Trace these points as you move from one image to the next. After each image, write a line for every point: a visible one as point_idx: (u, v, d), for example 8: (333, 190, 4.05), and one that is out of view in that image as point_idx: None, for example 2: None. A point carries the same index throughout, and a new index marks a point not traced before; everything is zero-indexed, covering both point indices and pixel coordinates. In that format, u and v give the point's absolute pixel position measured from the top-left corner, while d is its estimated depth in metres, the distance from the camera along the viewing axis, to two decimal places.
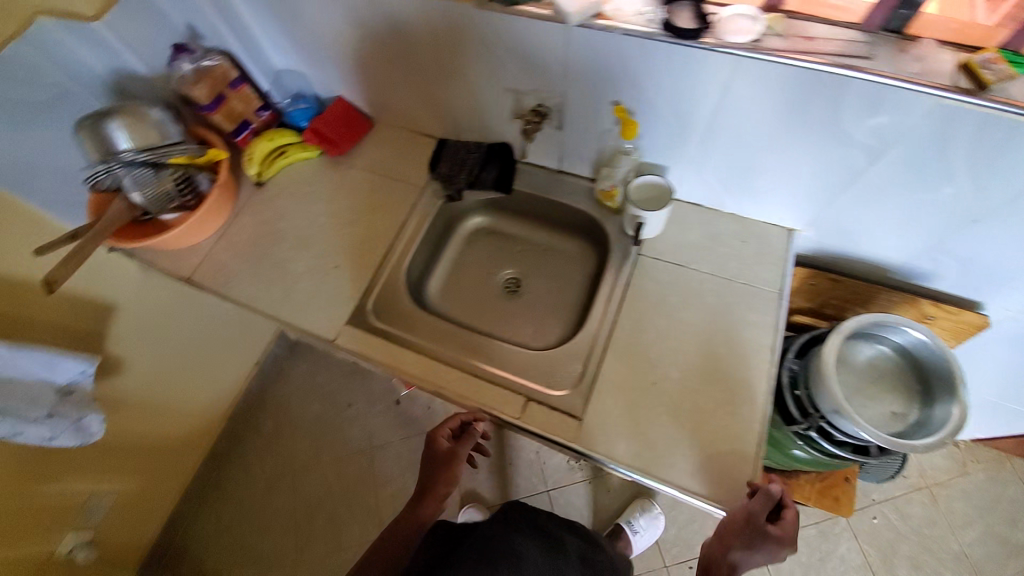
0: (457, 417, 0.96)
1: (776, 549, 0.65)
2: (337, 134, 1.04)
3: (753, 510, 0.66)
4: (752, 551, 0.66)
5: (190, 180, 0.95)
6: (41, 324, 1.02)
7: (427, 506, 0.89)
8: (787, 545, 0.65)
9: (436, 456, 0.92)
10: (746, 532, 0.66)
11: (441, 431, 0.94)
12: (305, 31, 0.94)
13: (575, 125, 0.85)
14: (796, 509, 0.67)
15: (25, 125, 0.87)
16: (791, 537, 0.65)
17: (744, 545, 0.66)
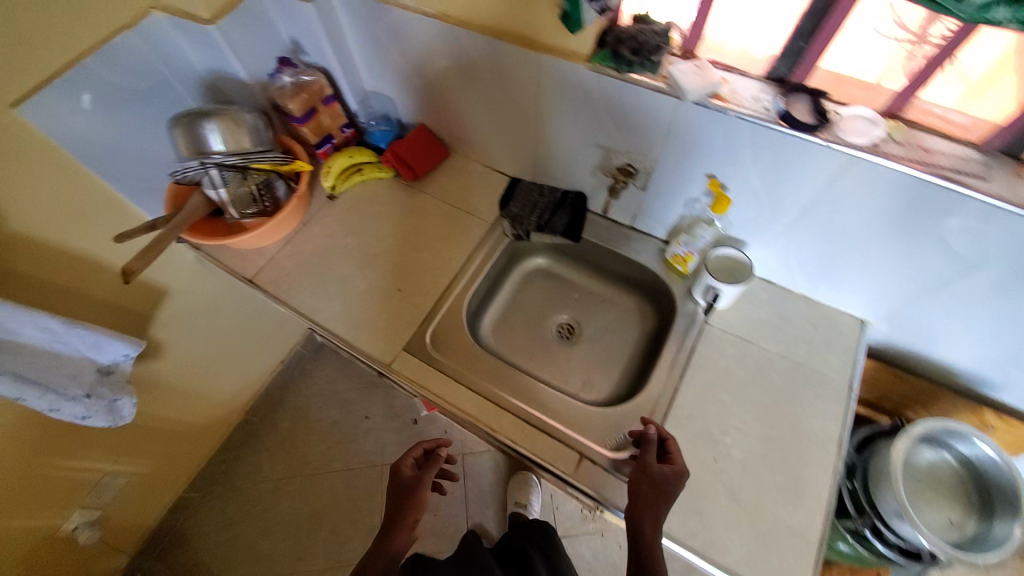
0: (422, 445, 0.97)
1: (677, 482, 0.67)
2: (415, 158, 1.04)
3: (644, 459, 0.69)
4: (663, 500, 0.66)
5: (271, 187, 0.95)
6: (96, 304, 1.02)
7: (396, 537, 0.83)
8: (684, 474, 0.68)
9: (400, 483, 0.90)
10: (648, 479, 0.67)
11: (405, 462, 0.93)
12: (403, 62, 0.95)
13: (659, 188, 0.85)
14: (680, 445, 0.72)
15: (122, 111, 0.90)
16: (682, 465, 0.68)
17: (654, 496, 0.66)
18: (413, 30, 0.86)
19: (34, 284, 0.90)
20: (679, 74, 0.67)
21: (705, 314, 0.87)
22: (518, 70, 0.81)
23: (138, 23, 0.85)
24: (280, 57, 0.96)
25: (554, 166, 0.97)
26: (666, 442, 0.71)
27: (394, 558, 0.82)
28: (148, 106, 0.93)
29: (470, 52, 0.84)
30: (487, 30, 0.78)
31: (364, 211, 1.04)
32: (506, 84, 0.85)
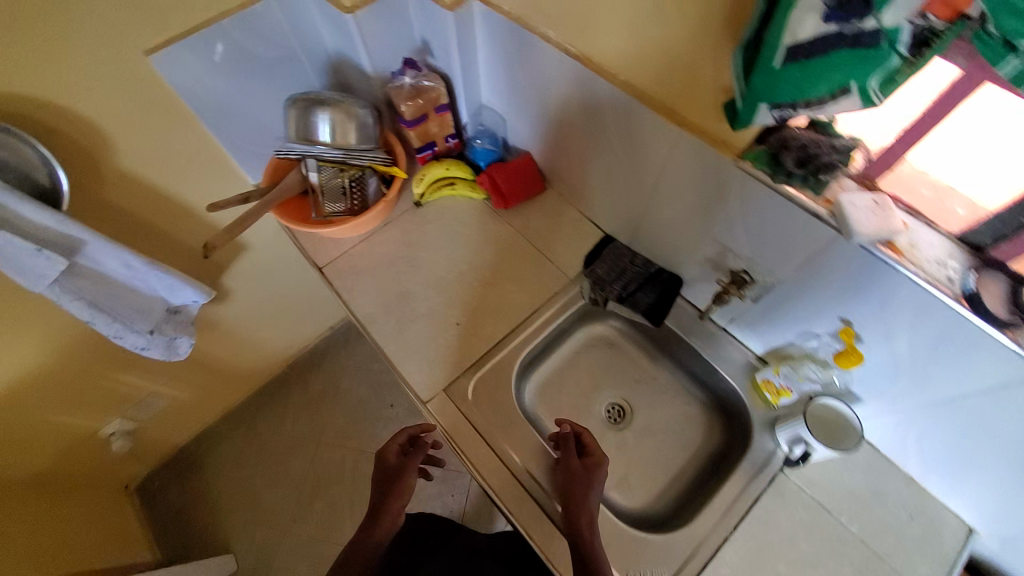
0: (408, 431, 0.92)
1: (601, 471, 0.71)
2: (511, 187, 0.97)
3: (567, 458, 0.73)
4: (591, 494, 0.69)
5: (363, 182, 0.93)
6: (179, 247, 1.05)
7: (380, 525, 0.80)
8: (604, 462, 0.72)
9: (385, 470, 0.85)
10: (576, 476, 0.71)
11: (389, 450, 0.88)
12: (529, 91, 0.88)
13: (774, 309, 0.73)
14: (599, 443, 0.76)
15: (244, 76, 0.90)
16: (600, 454, 0.73)
17: (583, 489, 0.69)
18: (547, 63, 0.79)
19: (129, 220, 0.93)
20: (850, 207, 0.54)
21: (783, 461, 0.76)
22: (649, 137, 0.72)
23: None
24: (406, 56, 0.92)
25: (656, 241, 0.86)
26: (581, 436, 0.76)
27: (378, 544, 0.79)
28: (271, 75, 0.92)
29: (603, 104, 0.75)
30: (629, 88, 0.70)
31: (445, 228, 0.99)
32: (631, 146, 0.76)
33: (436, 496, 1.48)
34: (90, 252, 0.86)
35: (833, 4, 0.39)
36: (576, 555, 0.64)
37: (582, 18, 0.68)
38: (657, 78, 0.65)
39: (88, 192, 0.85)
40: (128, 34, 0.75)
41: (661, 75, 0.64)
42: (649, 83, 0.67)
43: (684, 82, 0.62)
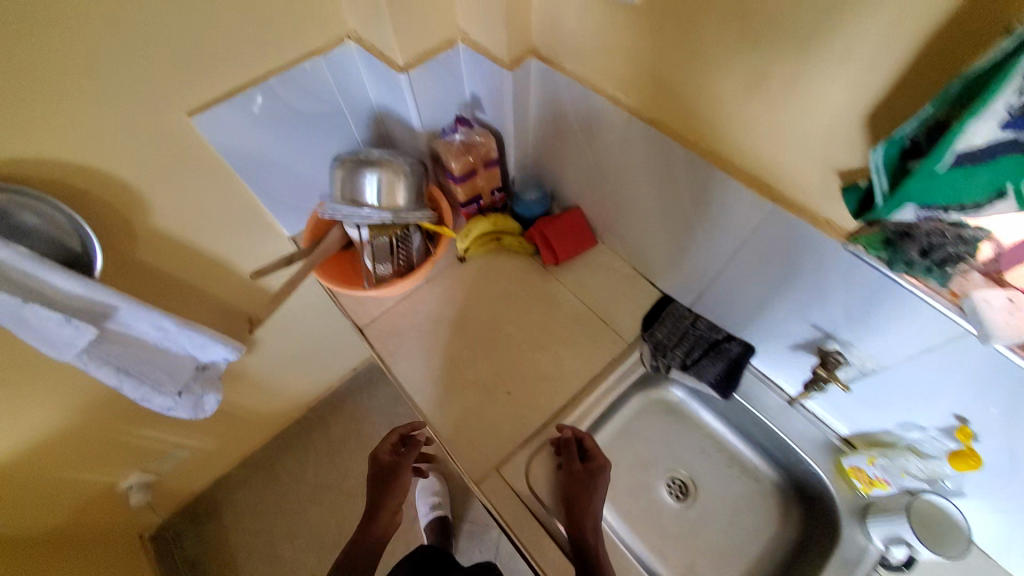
0: (401, 427, 0.91)
1: (604, 475, 0.73)
2: (562, 244, 0.91)
3: (568, 463, 0.73)
4: (593, 497, 0.71)
5: (409, 239, 0.87)
6: (210, 301, 0.98)
7: (380, 521, 0.84)
8: (607, 466, 0.73)
9: (380, 473, 0.86)
10: (579, 481, 0.72)
11: (382, 450, 0.87)
12: (586, 147, 0.82)
13: (872, 395, 0.67)
14: (599, 444, 0.77)
15: (287, 133, 0.86)
16: (602, 458, 0.74)
17: (587, 495, 0.71)
18: (612, 125, 0.74)
19: (161, 277, 0.87)
20: (985, 307, 0.47)
21: (877, 561, 0.68)
22: (733, 210, 0.65)
23: (330, 51, 0.80)
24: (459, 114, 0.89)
25: (727, 311, 0.78)
26: (583, 441, 0.76)
27: (380, 538, 0.84)
28: (314, 129, 0.88)
29: (676, 172, 0.70)
30: (712, 156, 0.64)
31: (489, 285, 0.94)
32: (707, 217, 0.70)
33: (463, 554, 1.38)
34: (121, 317, 0.79)
35: (1020, 112, 0.33)
36: (579, 562, 0.65)
37: (659, 83, 0.64)
38: (749, 150, 0.60)
39: (122, 251, 0.80)
40: (172, 93, 0.72)
41: (756, 148, 0.59)
42: (737, 153, 0.61)
43: (787, 157, 0.56)
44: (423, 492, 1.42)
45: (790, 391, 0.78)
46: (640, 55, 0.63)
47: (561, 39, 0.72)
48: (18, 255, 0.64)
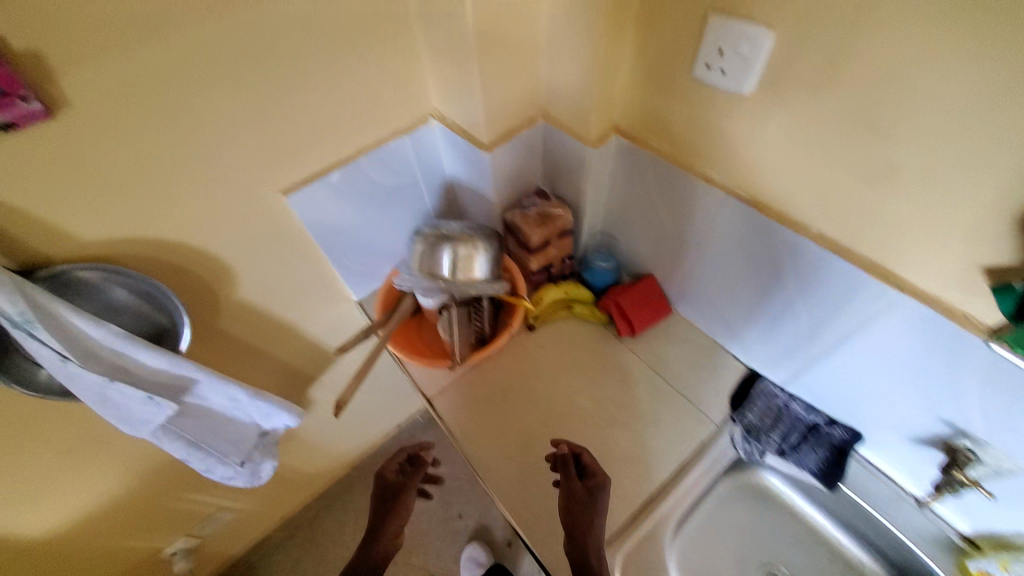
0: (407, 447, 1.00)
1: (605, 491, 0.73)
2: (638, 313, 0.91)
3: (566, 480, 0.74)
4: (594, 515, 0.71)
5: (482, 310, 0.86)
6: (277, 366, 0.97)
7: (380, 544, 0.90)
8: (607, 482, 0.74)
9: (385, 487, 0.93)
10: (579, 500, 0.72)
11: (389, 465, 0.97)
12: (668, 220, 0.82)
13: (1009, 498, 0.62)
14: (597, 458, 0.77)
15: (368, 206, 0.87)
16: (600, 474, 0.74)
17: (587, 512, 0.71)
18: (703, 204, 0.74)
19: (235, 345, 0.87)
20: None
21: None
22: (849, 301, 0.64)
23: (415, 128, 0.82)
24: (537, 189, 0.93)
25: (834, 399, 0.76)
26: (582, 456, 0.76)
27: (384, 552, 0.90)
28: (394, 202, 0.89)
29: (779, 256, 0.69)
30: (823, 240, 0.63)
31: (561, 356, 0.92)
32: (815, 306, 0.68)
33: None
34: (199, 390, 0.77)
35: None
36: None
37: (764, 166, 0.64)
38: (872, 237, 0.58)
39: (206, 323, 0.80)
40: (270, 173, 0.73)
41: (881, 235, 0.57)
42: (855, 238, 0.60)
43: (926, 251, 0.54)
44: (469, 564, 1.34)
45: (917, 492, 0.75)
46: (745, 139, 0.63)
47: (650, 119, 0.73)
48: (110, 335, 0.62)
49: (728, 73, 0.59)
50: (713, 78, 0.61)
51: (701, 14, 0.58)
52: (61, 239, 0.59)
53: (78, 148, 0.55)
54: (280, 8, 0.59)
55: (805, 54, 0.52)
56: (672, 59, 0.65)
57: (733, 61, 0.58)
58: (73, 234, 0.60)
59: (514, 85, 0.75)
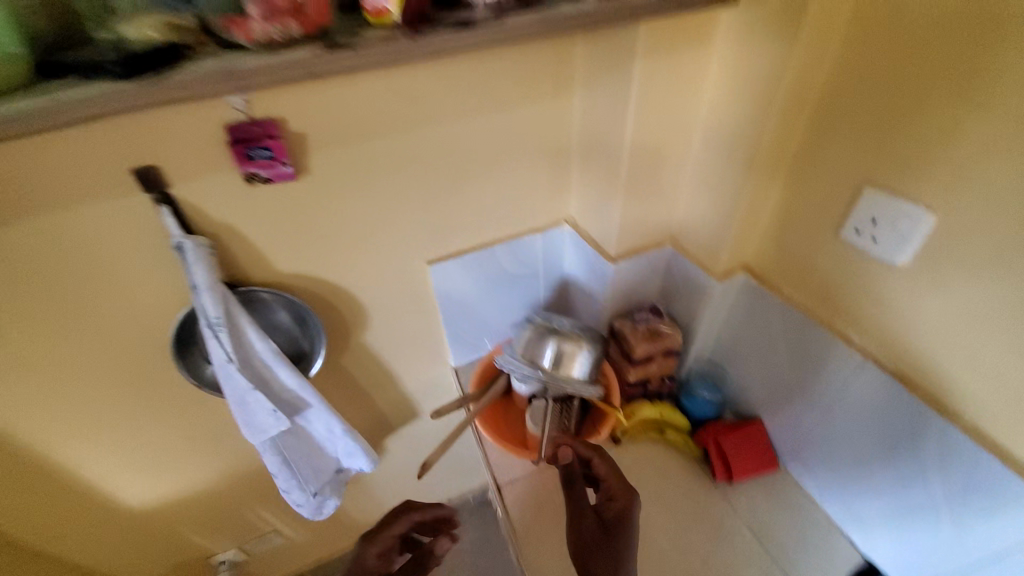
0: (408, 515, 0.74)
1: (630, 506, 0.68)
2: (738, 458, 0.86)
3: (579, 512, 0.71)
4: (618, 540, 0.66)
5: (571, 410, 0.86)
6: (370, 409, 1.04)
7: None
8: (629, 498, 0.68)
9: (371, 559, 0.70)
10: (596, 532, 0.68)
11: (376, 544, 0.71)
12: (787, 372, 0.79)
13: None
14: (610, 456, 0.71)
15: (490, 287, 0.95)
16: (618, 493, 0.69)
17: (608, 543, 0.66)
18: (832, 363, 0.71)
19: (346, 381, 0.96)
20: None
21: None
22: (1003, 507, 0.57)
23: (549, 229, 0.91)
24: (649, 304, 0.95)
25: None
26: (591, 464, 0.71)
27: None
28: (513, 287, 0.97)
29: (922, 441, 0.62)
30: (977, 435, 0.58)
31: (644, 481, 0.88)
32: (960, 510, 0.61)
33: None
34: (307, 413, 0.85)
35: None
36: None
37: (913, 339, 0.61)
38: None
39: (333, 357, 0.91)
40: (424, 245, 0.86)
41: None
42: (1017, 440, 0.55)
43: None
44: None
45: None
46: (893, 309, 0.62)
47: (785, 266, 0.74)
48: (268, 349, 0.75)
49: (879, 243, 0.60)
50: (862, 243, 0.62)
51: (854, 185, 0.61)
52: (264, 267, 0.74)
53: (303, 205, 0.70)
54: (478, 128, 0.73)
55: (969, 244, 0.52)
56: (818, 217, 0.67)
57: (886, 233, 0.59)
58: (273, 264, 0.75)
59: (651, 210, 0.81)
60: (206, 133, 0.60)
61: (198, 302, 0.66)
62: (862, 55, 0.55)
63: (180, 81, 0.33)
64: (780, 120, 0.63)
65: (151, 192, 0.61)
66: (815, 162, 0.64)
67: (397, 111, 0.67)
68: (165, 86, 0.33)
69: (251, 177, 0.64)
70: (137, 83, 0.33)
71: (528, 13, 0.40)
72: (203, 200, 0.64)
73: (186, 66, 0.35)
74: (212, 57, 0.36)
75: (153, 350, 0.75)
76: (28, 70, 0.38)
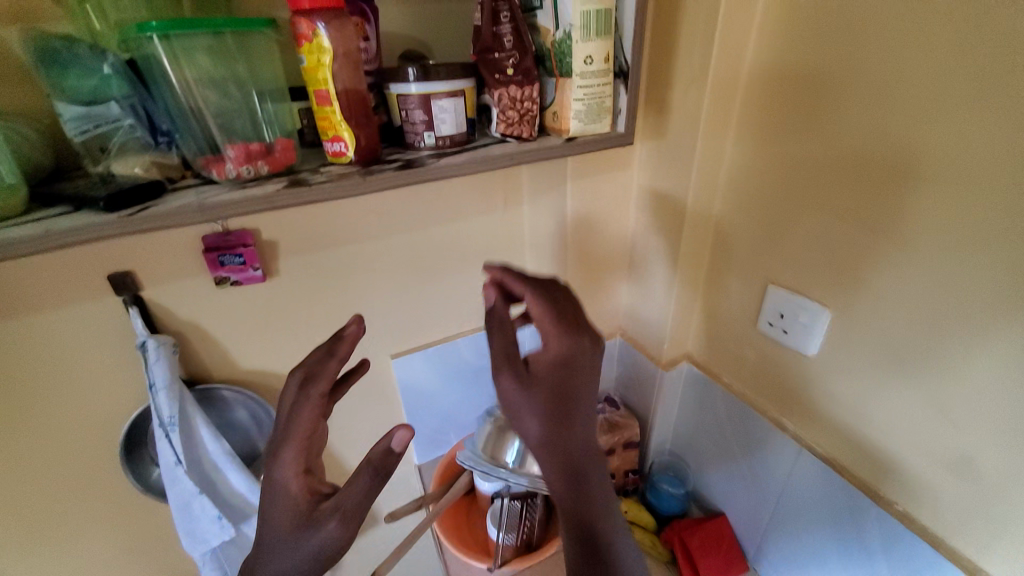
0: (312, 406, 0.52)
1: (580, 344, 0.50)
2: (706, 558, 0.83)
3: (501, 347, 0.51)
4: (554, 382, 0.48)
5: (535, 507, 0.85)
6: None
7: (322, 531, 0.48)
8: (577, 334, 0.50)
9: (298, 487, 0.50)
10: (526, 374, 0.48)
11: (291, 459, 0.51)
12: (741, 461, 0.80)
13: None
14: (565, 289, 0.55)
15: (453, 379, 0.98)
16: (556, 336, 0.50)
17: (543, 383, 0.48)
18: (776, 450, 0.74)
19: None
20: None
21: None
22: None
23: None
24: (606, 394, 0.98)
25: None
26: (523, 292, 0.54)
27: (326, 554, 0.48)
28: (475, 379, 1.00)
29: (865, 525, 0.64)
30: (910, 521, 0.60)
31: None
32: None
33: None
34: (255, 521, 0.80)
35: None
36: (555, 472, 0.47)
37: (837, 423, 0.65)
38: (958, 524, 0.55)
39: None
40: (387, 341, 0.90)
41: (977, 532, 0.54)
42: (937, 520, 0.57)
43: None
44: None
45: None
46: (818, 395, 0.66)
47: (721, 357, 0.80)
48: (221, 449, 0.73)
49: (790, 334, 0.67)
50: (777, 334, 0.68)
51: (763, 284, 0.69)
52: (225, 364, 0.76)
53: (270, 305, 0.75)
54: (439, 235, 0.81)
55: (863, 333, 0.59)
56: (740, 312, 0.74)
57: (794, 326, 0.66)
58: (235, 361, 0.76)
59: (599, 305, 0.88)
60: (184, 242, 0.66)
61: (154, 401, 0.66)
62: (748, 180, 0.67)
63: (158, 215, 0.39)
64: (693, 227, 0.73)
65: (123, 294, 0.65)
66: (729, 266, 0.74)
67: (362, 222, 0.75)
68: (144, 221, 0.38)
69: (221, 281, 0.68)
70: (122, 216, 0.38)
71: (462, 153, 0.48)
72: (173, 303, 0.68)
73: (163, 200, 0.41)
74: (188, 192, 0.42)
75: (96, 453, 0.73)
76: (20, 197, 0.42)
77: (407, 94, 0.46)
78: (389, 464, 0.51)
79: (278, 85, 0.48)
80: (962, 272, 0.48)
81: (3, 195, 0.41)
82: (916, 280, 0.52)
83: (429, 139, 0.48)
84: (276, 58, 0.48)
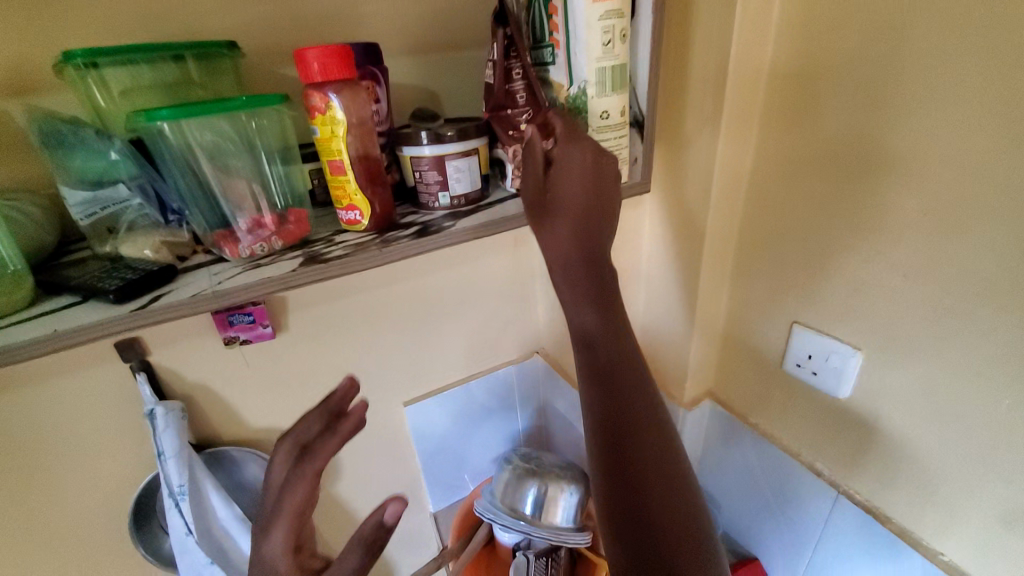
0: (305, 482, 0.47)
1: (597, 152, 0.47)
2: None
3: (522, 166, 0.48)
4: (577, 197, 0.47)
5: (559, 559, 0.81)
6: None
7: None
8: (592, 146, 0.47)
9: (287, 568, 0.45)
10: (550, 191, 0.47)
11: (279, 535, 0.46)
12: (773, 502, 0.77)
13: None
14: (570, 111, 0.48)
15: (469, 423, 0.95)
16: (568, 148, 0.46)
17: (568, 201, 0.47)
18: (810, 492, 0.70)
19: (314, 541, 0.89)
20: None
21: None
22: None
23: (522, 361, 0.95)
24: None
25: None
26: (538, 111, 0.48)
27: None
28: (491, 420, 0.97)
29: None
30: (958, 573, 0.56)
31: None
32: None
33: None
34: None
35: None
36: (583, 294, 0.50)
37: (873, 466, 0.62)
38: None
39: None
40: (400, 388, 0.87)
41: None
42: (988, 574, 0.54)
43: None
44: None
45: None
46: (852, 436, 0.64)
47: (746, 395, 0.77)
48: (231, 516, 0.70)
49: (820, 376, 0.64)
50: (805, 375, 0.66)
51: (787, 321, 0.67)
52: (235, 424, 0.74)
53: (281, 361, 0.73)
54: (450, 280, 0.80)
55: (897, 376, 0.56)
56: (764, 349, 0.72)
57: (823, 367, 0.64)
58: (245, 420, 0.74)
59: None
60: None
61: (162, 470, 0.64)
62: (765, 215, 0.66)
63: (167, 305, 0.39)
64: (710, 264, 0.71)
65: (130, 360, 0.63)
66: (749, 302, 0.72)
67: (373, 273, 0.73)
68: (153, 314, 0.38)
69: (231, 340, 0.67)
70: (131, 311, 0.38)
71: (477, 214, 0.48)
72: (182, 366, 0.67)
73: (175, 287, 0.41)
74: (201, 274, 0.43)
75: (103, 524, 0.70)
76: (27, 287, 0.41)
77: (420, 156, 0.46)
78: (380, 543, 0.46)
79: (288, 148, 0.47)
80: (1002, 319, 0.46)
81: (8, 287, 0.40)
82: (952, 325, 0.50)
83: (443, 199, 0.47)
84: (286, 121, 0.47)
